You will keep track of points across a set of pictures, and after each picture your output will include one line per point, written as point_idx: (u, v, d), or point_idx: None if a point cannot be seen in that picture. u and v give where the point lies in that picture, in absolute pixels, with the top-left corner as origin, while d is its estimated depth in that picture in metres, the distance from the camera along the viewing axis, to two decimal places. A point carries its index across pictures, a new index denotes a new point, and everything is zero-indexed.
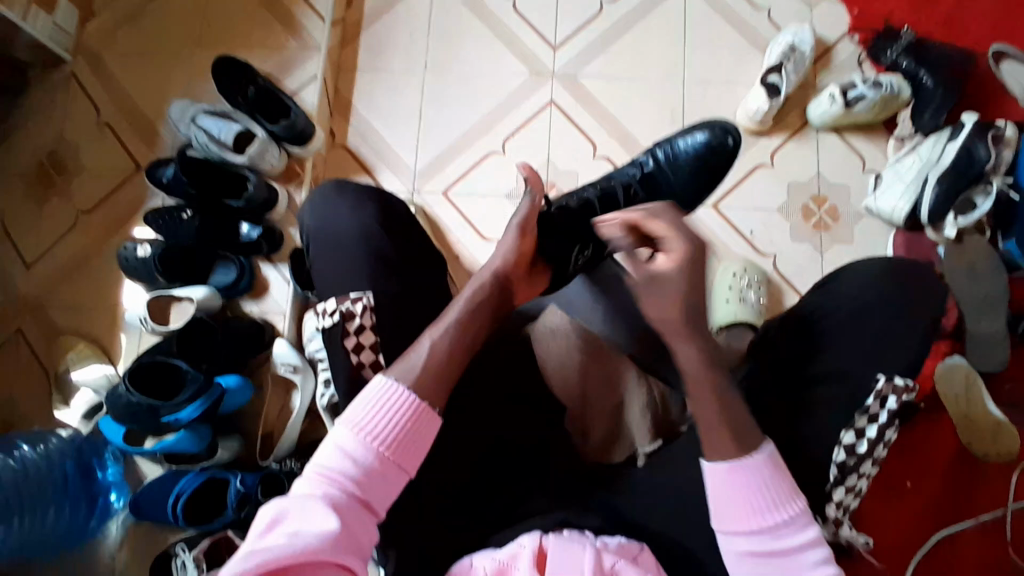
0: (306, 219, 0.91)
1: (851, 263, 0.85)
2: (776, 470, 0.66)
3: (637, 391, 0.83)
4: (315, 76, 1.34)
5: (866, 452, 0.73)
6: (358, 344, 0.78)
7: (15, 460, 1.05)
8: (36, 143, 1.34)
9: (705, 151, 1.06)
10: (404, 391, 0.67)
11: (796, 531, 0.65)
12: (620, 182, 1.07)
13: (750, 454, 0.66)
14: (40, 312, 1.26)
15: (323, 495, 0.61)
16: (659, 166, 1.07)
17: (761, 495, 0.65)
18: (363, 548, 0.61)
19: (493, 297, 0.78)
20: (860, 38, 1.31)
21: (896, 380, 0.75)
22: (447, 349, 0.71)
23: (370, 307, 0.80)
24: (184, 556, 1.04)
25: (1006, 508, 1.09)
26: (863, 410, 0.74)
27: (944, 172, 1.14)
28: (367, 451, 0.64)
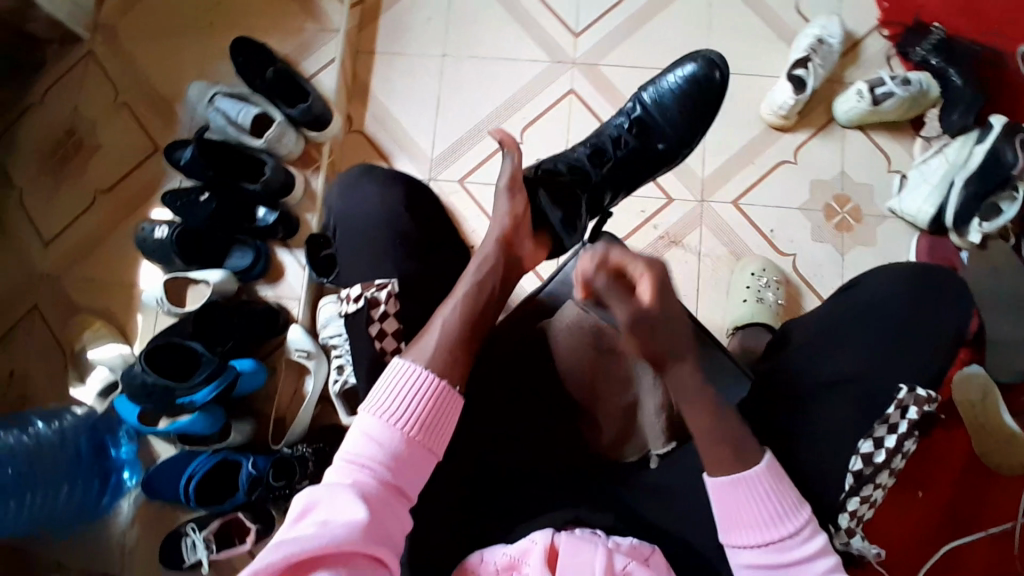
0: (331, 202, 0.92)
1: (875, 268, 0.83)
2: (777, 482, 0.66)
3: (651, 391, 0.79)
4: (334, 59, 1.33)
5: (883, 462, 0.73)
6: (382, 331, 0.78)
7: (30, 437, 1.09)
8: (55, 119, 1.34)
9: (692, 82, 1.06)
10: (422, 372, 0.67)
11: (802, 542, 0.65)
12: (609, 134, 1.04)
13: (750, 468, 0.66)
14: (57, 290, 1.27)
15: (352, 482, 0.61)
16: (648, 114, 1.05)
17: (765, 508, 0.65)
18: (393, 534, 0.61)
19: (500, 266, 0.76)
20: (891, 33, 1.27)
21: (919, 390, 0.74)
22: (457, 324, 0.71)
23: (394, 294, 0.80)
24: (195, 536, 1.09)
25: (1016, 521, 1.08)
26: (883, 419, 0.73)
27: (972, 175, 1.12)
28: (393, 435, 0.64)
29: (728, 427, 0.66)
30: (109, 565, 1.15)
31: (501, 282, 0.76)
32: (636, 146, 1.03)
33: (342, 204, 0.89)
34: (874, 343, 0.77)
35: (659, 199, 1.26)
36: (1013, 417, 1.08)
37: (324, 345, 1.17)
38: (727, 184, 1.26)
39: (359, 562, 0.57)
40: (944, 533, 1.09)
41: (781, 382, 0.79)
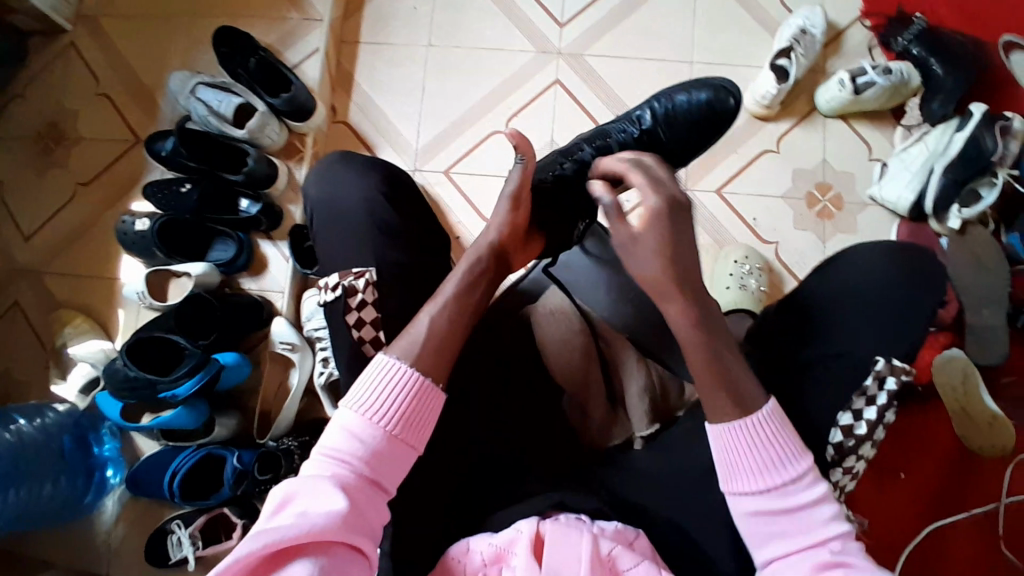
0: (309, 190, 0.90)
1: (855, 246, 0.84)
2: (782, 426, 0.65)
3: (636, 373, 0.83)
4: (317, 49, 1.32)
5: (866, 433, 0.73)
6: (360, 320, 0.77)
7: (12, 434, 1.06)
8: (33, 111, 1.32)
9: (703, 110, 0.99)
10: (406, 370, 0.66)
11: (806, 488, 0.64)
12: (615, 138, 0.98)
13: (755, 412, 0.66)
14: (36, 285, 1.25)
15: (332, 475, 0.61)
16: (658, 121, 0.98)
17: (768, 453, 0.65)
18: (373, 526, 0.61)
19: (486, 265, 0.74)
20: (872, 23, 1.29)
21: (895, 362, 0.75)
22: (446, 322, 0.69)
23: (372, 282, 0.79)
24: (180, 533, 1.08)
25: (997, 502, 1.10)
26: (862, 392, 0.74)
27: (952, 162, 1.13)
28: (375, 430, 0.64)
29: (712, 410, 0.66)
30: (92, 562, 1.13)
31: (487, 288, 0.74)
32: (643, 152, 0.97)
33: (321, 192, 0.88)
34: (856, 324, 0.78)
35: None
36: (992, 400, 1.10)
37: (309, 337, 1.17)
38: (711, 173, 1.26)
39: (337, 553, 0.56)
40: (926, 515, 1.10)
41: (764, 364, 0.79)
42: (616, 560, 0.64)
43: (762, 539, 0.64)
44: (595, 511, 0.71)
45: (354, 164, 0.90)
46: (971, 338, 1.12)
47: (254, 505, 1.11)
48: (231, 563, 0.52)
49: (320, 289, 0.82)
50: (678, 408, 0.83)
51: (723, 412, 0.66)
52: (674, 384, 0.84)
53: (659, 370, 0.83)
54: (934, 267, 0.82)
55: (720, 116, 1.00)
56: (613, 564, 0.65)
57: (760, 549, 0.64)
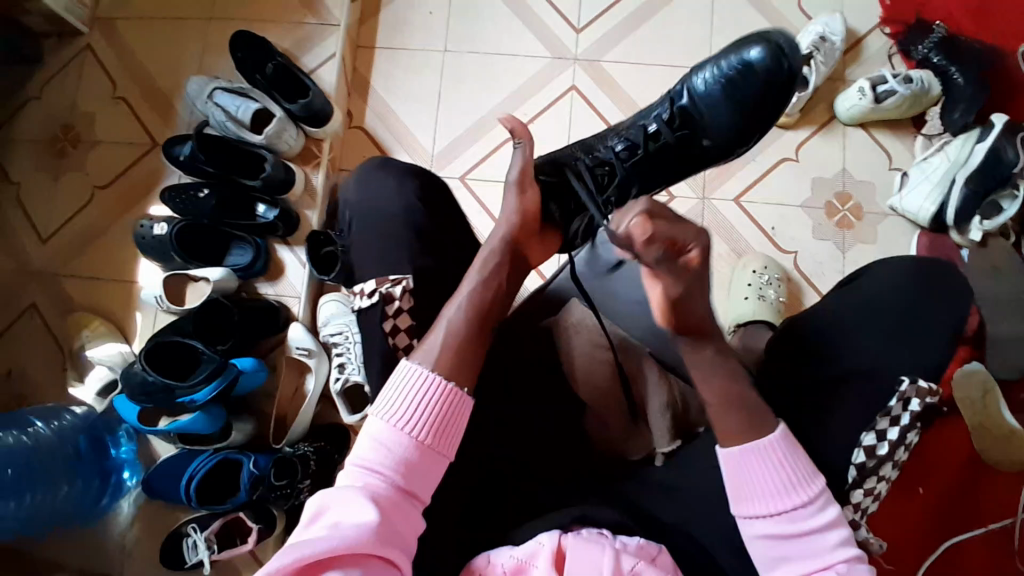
0: (348, 195, 0.91)
1: (876, 262, 0.84)
2: (793, 451, 0.65)
3: (657, 389, 0.80)
4: (334, 54, 1.32)
5: (887, 454, 0.72)
6: (395, 327, 0.78)
7: (29, 437, 1.06)
8: (52, 114, 1.33)
9: (753, 79, 0.93)
10: (432, 378, 0.66)
11: (816, 512, 0.64)
12: (645, 123, 0.97)
13: (768, 436, 0.66)
14: (55, 288, 1.26)
15: (363, 486, 0.61)
16: (675, 117, 0.96)
17: (779, 476, 0.65)
18: (406, 536, 0.60)
19: (505, 262, 0.76)
20: (892, 31, 1.27)
21: (920, 382, 0.74)
22: (466, 326, 0.69)
23: (409, 290, 0.79)
24: (195, 537, 1.09)
25: (1016, 518, 1.09)
26: (886, 411, 0.74)
27: (972, 174, 1.12)
28: (405, 439, 0.63)
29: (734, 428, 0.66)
30: (108, 565, 1.14)
31: (505, 284, 0.74)
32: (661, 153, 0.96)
33: (360, 194, 0.89)
34: (878, 340, 0.77)
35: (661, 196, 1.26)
36: (1012, 414, 1.09)
37: (324, 343, 1.17)
38: (728, 181, 1.26)
39: (371, 564, 0.56)
40: (944, 530, 1.10)
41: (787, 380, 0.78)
42: None
43: (769, 562, 0.65)
44: (617, 525, 0.71)
45: (374, 173, 0.90)
46: (991, 352, 1.11)
47: (268, 511, 1.10)
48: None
49: (353, 295, 0.82)
50: (699, 424, 0.81)
51: (748, 429, 0.65)
52: (695, 400, 0.81)
53: (680, 385, 0.81)
54: (957, 282, 0.81)
55: (776, 78, 0.92)
56: None
57: (770, 572, 0.64)
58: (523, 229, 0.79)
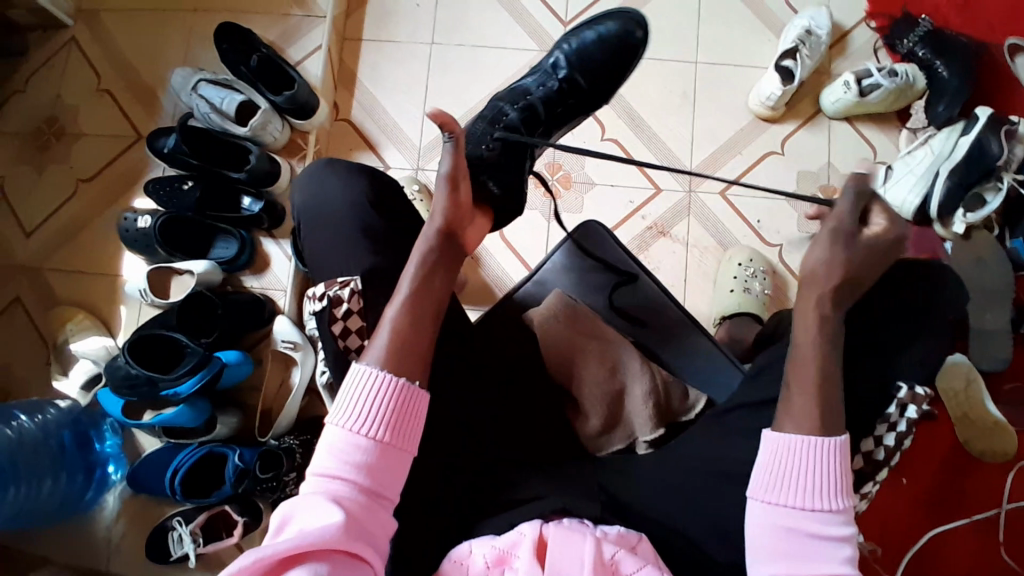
0: (293, 202, 0.91)
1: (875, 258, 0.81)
2: (844, 461, 0.64)
3: (639, 376, 0.83)
4: (320, 46, 1.31)
5: (883, 459, 0.74)
6: (346, 328, 0.78)
7: (12, 430, 1.05)
8: (35, 106, 1.31)
9: (614, 40, 0.99)
10: (381, 376, 0.65)
11: (839, 523, 0.63)
12: (530, 91, 0.95)
13: (835, 437, 0.65)
14: (39, 281, 1.25)
15: (327, 491, 0.61)
16: (572, 67, 0.97)
17: (824, 477, 0.63)
18: (375, 537, 0.61)
19: (439, 253, 0.73)
20: (878, 25, 1.28)
21: (918, 389, 0.72)
22: (405, 320, 0.69)
23: (357, 291, 0.80)
24: (181, 529, 1.08)
25: (1000, 509, 1.10)
26: (885, 418, 0.73)
27: (957, 165, 1.13)
28: (362, 439, 0.63)
29: None
30: (93, 559, 1.13)
31: (446, 275, 0.73)
32: (566, 101, 0.96)
33: (309, 197, 0.88)
34: (862, 330, 0.77)
35: (648, 188, 1.26)
36: (994, 405, 1.11)
37: (310, 336, 1.17)
38: (715, 174, 1.26)
39: (339, 562, 0.57)
40: (929, 520, 1.11)
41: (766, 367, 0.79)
42: (619, 565, 0.65)
43: (762, 553, 0.63)
44: (598, 516, 0.71)
45: (345, 167, 0.89)
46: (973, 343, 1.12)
47: (255, 503, 1.11)
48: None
49: (306, 298, 0.83)
50: (682, 413, 0.83)
51: None
52: (676, 387, 0.84)
53: (663, 374, 0.84)
54: (948, 275, 0.79)
55: (629, 47, 0.99)
56: (616, 568, 0.65)
57: (766, 562, 0.63)
58: (454, 222, 0.74)
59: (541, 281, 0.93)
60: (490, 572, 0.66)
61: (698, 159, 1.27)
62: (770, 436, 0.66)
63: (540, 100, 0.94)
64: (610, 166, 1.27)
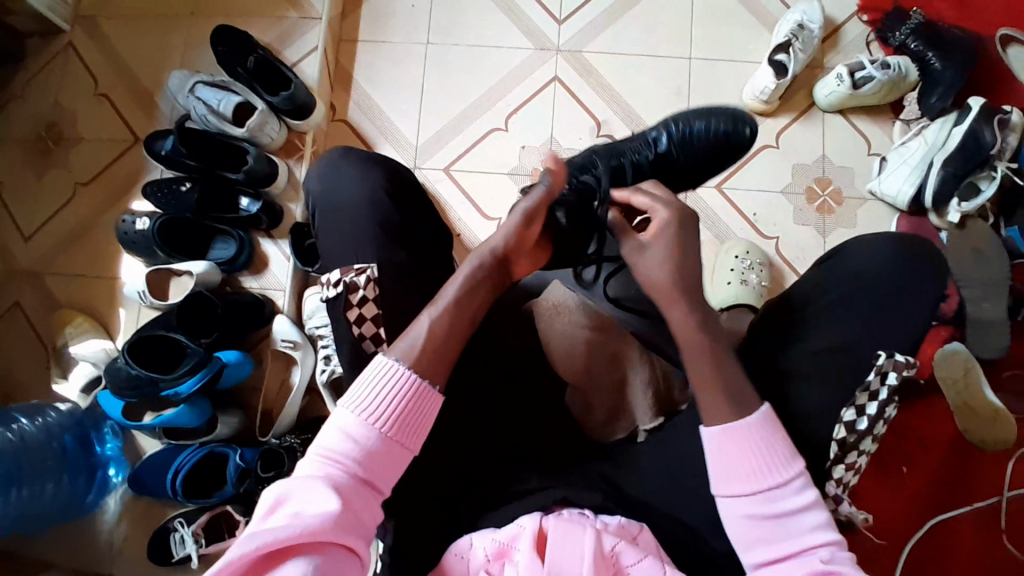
0: (311, 184, 0.90)
1: (858, 240, 0.83)
2: (774, 433, 0.66)
3: (638, 366, 0.82)
4: (316, 47, 1.31)
5: (866, 429, 0.73)
6: (361, 316, 0.78)
7: (14, 434, 1.05)
8: (33, 112, 1.32)
9: (716, 138, 0.97)
10: (404, 372, 0.66)
11: (794, 494, 0.64)
12: (630, 160, 0.95)
13: (748, 416, 0.66)
14: (37, 286, 1.25)
15: (325, 475, 0.61)
16: (673, 145, 0.97)
17: (760, 456, 0.65)
18: (366, 527, 0.61)
19: (489, 269, 0.74)
20: (870, 19, 1.29)
21: (897, 356, 0.75)
22: (443, 327, 0.69)
23: (373, 279, 0.80)
24: (183, 531, 1.08)
25: (1000, 496, 1.10)
26: (864, 387, 0.74)
27: (951, 155, 1.14)
28: (371, 431, 0.64)
29: (711, 405, 0.67)
30: (95, 562, 1.13)
31: (489, 293, 0.74)
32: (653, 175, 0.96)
33: (323, 186, 0.88)
34: (858, 316, 0.78)
35: None
36: (993, 393, 1.11)
37: (310, 335, 1.18)
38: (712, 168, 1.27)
39: (331, 553, 0.57)
40: (930, 508, 1.11)
41: (763, 355, 0.79)
42: (620, 556, 0.65)
43: (747, 543, 0.64)
44: (599, 506, 0.72)
45: (357, 156, 0.91)
46: (971, 332, 1.13)
47: (257, 502, 1.11)
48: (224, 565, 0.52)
49: (323, 285, 0.82)
50: (681, 401, 0.83)
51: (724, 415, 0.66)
52: (677, 377, 0.84)
53: (662, 364, 0.84)
54: (935, 257, 0.81)
55: (728, 150, 0.98)
56: (616, 560, 0.65)
57: (748, 553, 0.64)
58: (518, 244, 0.77)
59: (542, 272, 0.94)
60: (490, 565, 0.66)
61: None
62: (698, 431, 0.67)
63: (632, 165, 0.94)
64: None
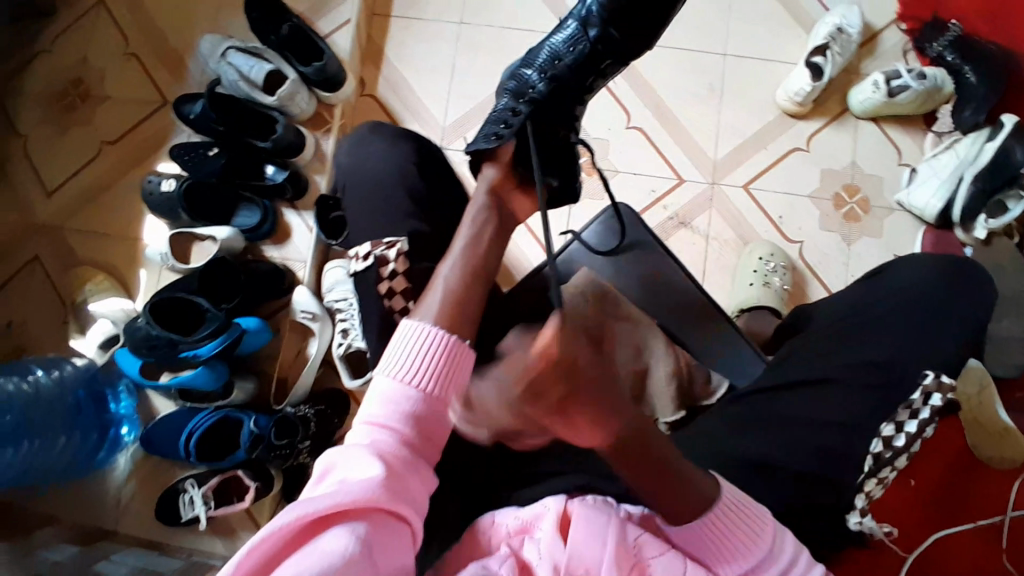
0: (342, 158, 0.92)
1: (905, 258, 0.85)
2: (748, 513, 0.66)
3: (663, 358, 0.83)
4: (349, 20, 1.30)
5: (903, 446, 0.73)
6: (391, 289, 0.80)
7: (30, 385, 1.05)
8: (62, 67, 1.31)
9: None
10: (434, 330, 0.68)
11: (781, 569, 0.65)
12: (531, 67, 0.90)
13: (717, 501, 0.66)
14: (58, 241, 1.25)
15: (371, 443, 0.62)
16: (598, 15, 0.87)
17: (734, 539, 0.65)
18: (414, 494, 0.60)
19: (493, 218, 0.80)
20: (908, 28, 1.27)
21: (943, 378, 0.75)
22: (459, 280, 0.75)
23: (404, 252, 0.81)
24: (192, 492, 1.09)
25: (1003, 515, 1.10)
26: (907, 404, 0.74)
27: (981, 170, 1.13)
28: (411, 392, 0.65)
29: None
30: (101, 519, 1.14)
31: (494, 233, 0.79)
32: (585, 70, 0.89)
33: (357, 162, 0.89)
34: (884, 323, 0.77)
35: (670, 179, 1.27)
36: (1005, 412, 1.11)
37: (328, 309, 1.18)
38: (739, 167, 1.26)
39: (379, 518, 0.55)
40: (935, 522, 1.11)
41: None
42: (642, 547, 0.65)
43: None
44: (620, 494, 0.72)
45: (387, 131, 0.92)
46: (989, 349, 1.12)
47: (268, 468, 1.10)
48: (270, 533, 0.49)
49: (350, 258, 0.84)
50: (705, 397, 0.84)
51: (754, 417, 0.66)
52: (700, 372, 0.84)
53: (687, 358, 0.84)
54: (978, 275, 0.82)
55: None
56: (638, 552, 0.65)
57: None
58: (503, 180, 0.83)
59: (568, 259, 0.94)
60: (512, 540, 0.67)
61: (723, 152, 1.27)
62: (667, 521, 0.67)
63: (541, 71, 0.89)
64: (635, 155, 1.27)
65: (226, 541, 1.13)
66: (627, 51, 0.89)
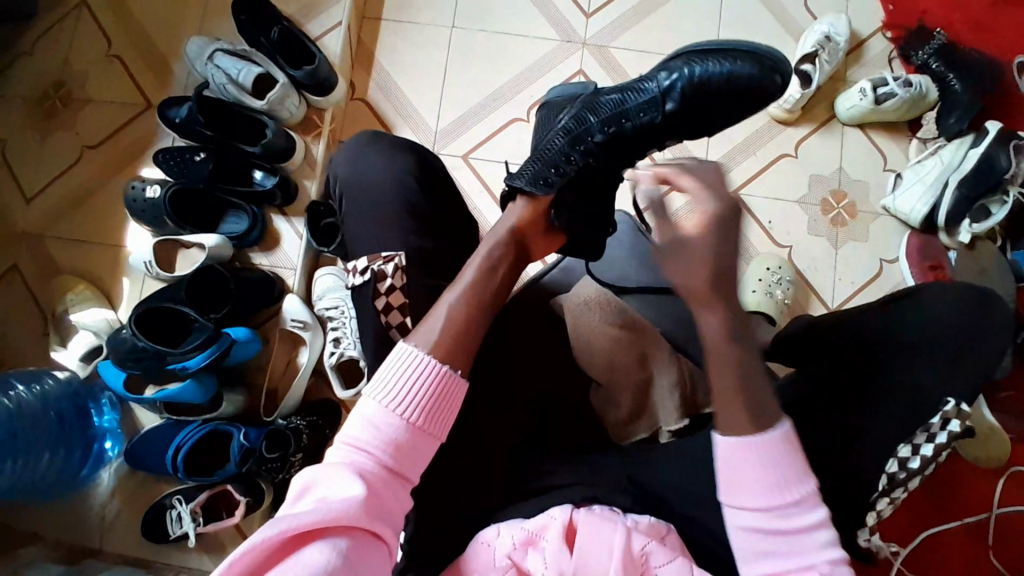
0: (338, 167, 0.90)
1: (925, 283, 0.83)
2: (786, 451, 0.61)
3: (667, 367, 0.82)
4: (339, 23, 1.29)
5: (918, 468, 0.73)
6: (388, 304, 0.78)
7: (11, 400, 1.00)
8: (40, 69, 1.27)
9: (746, 81, 0.82)
10: (429, 361, 0.66)
11: (802, 513, 0.61)
12: (596, 114, 0.85)
13: (769, 431, 0.61)
14: (37, 248, 1.21)
15: (352, 463, 0.62)
16: (683, 89, 0.83)
17: (772, 471, 0.61)
18: (394, 513, 0.61)
19: (509, 252, 0.77)
20: (893, 36, 1.29)
21: (965, 406, 0.74)
22: (463, 312, 0.71)
23: (401, 267, 0.80)
24: (180, 509, 1.06)
25: (988, 512, 1.12)
26: (924, 427, 0.74)
27: (966, 176, 1.15)
28: (396, 418, 0.64)
29: None
30: (85, 536, 1.11)
31: (509, 269, 0.76)
32: (654, 134, 0.85)
33: (352, 170, 0.87)
34: (887, 338, 0.79)
35: None
36: (988, 412, 1.12)
37: (320, 316, 1.16)
38: (729, 173, 1.27)
39: (359, 537, 0.56)
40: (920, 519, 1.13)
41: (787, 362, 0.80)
42: (649, 557, 0.64)
43: (749, 553, 0.62)
44: (628, 507, 0.71)
45: (386, 142, 0.90)
46: None
47: (258, 483, 1.08)
48: (249, 549, 0.51)
49: (348, 273, 0.82)
50: (705, 404, 0.83)
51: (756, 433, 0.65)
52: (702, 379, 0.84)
53: (689, 366, 0.84)
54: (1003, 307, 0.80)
55: (748, 96, 0.82)
56: (644, 561, 0.64)
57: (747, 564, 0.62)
58: (532, 220, 0.80)
59: (567, 268, 0.98)
60: (515, 552, 0.66)
61: (714, 158, 1.28)
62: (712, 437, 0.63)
63: (606, 118, 0.85)
64: None
65: (215, 557, 1.10)
66: (690, 131, 0.87)
